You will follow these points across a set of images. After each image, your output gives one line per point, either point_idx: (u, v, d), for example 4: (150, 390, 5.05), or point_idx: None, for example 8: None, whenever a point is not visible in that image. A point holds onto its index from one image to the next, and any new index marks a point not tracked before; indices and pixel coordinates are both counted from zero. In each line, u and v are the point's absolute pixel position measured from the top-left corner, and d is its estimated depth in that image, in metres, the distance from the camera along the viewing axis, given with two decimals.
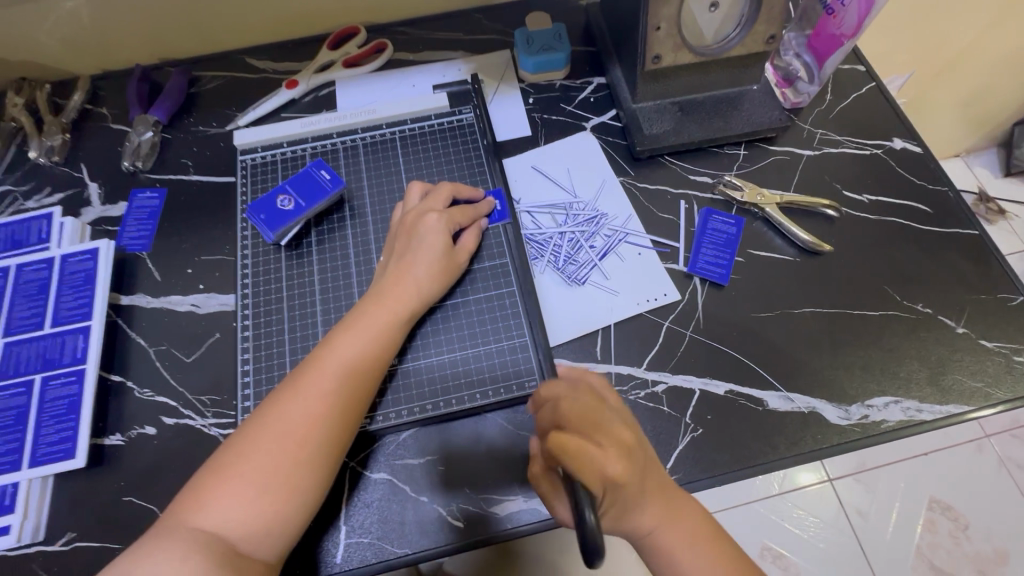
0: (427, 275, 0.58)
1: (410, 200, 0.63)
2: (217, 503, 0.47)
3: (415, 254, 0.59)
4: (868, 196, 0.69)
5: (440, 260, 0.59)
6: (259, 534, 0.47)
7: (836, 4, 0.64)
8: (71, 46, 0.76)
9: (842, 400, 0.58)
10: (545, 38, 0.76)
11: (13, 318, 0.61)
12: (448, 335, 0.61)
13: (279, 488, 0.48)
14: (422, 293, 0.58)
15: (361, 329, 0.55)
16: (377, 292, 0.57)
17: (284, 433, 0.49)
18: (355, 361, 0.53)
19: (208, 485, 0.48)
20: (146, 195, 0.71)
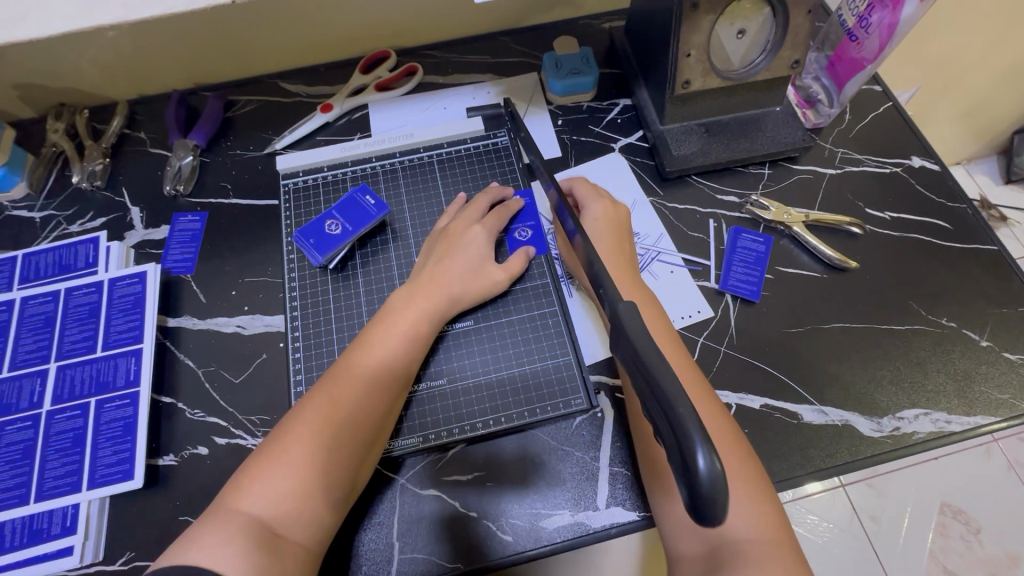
0: (461, 279, 0.61)
1: (450, 212, 0.67)
2: (256, 486, 0.48)
3: (453, 257, 0.62)
4: (890, 214, 0.72)
5: (477, 266, 0.62)
6: (292, 514, 0.48)
7: (859, 31, 0.67)
8: (111, 73, 0.78)
9: (875, 413, 0.60)
10: (573, 61, 0.79)
11: (65, 341, 0.63)
12: (490, 341, 0.63)
13: (319, 473, 0.49)
14: (453, 296, 0.61)
15: (396, 326, 0.57)
16: (412, 289, 0.60)
17: (320, 419, 0.51)
18: (392, 356, 0.56)
19: (253, 472, 0.49)
20: (187, 219, 0.73)
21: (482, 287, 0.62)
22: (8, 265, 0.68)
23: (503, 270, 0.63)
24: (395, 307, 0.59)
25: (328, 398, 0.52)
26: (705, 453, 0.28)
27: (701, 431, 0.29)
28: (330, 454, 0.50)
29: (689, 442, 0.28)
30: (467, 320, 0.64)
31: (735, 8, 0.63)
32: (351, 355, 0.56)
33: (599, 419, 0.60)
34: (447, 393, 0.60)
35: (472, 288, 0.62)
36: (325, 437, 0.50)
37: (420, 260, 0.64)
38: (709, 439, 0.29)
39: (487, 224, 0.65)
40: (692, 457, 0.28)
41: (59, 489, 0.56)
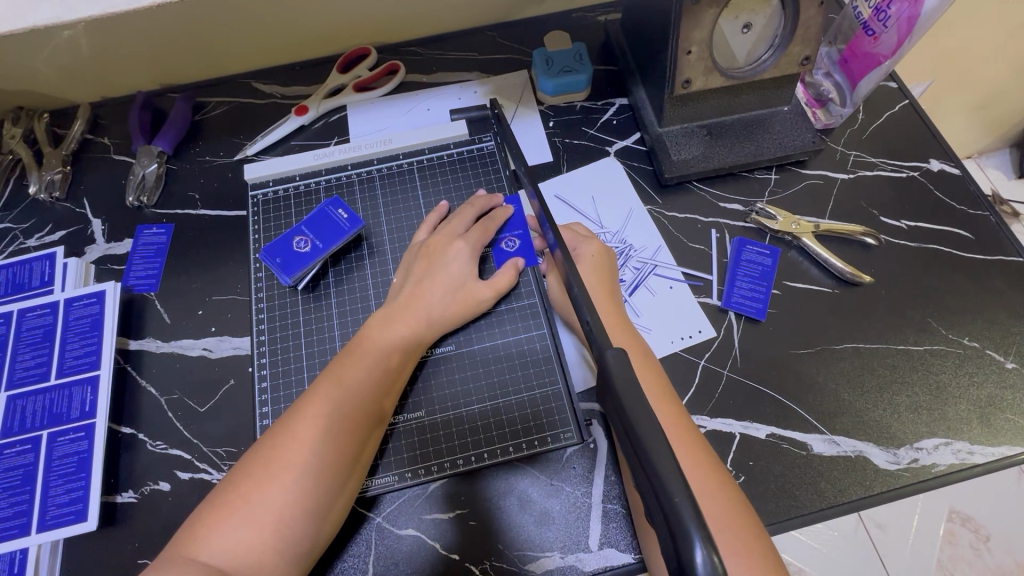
0: (443, 300, 0.57)
1: (430, 224, 0.62)
2: (215, 531, 0.44)
3: (435, 275, 0.57)
4: (906, 222, 0.66)
5: (461, 284, 0.58)
6: (252, 564, 0.44)
7: (875, 24, 0.61)
8: (70, 74, 0.73)
9: (890, 443, 0.56)
10: (565, 58, 0.73)
11: (17, 368, 0.58)
12: (472, 368, 0.58)
13: (281, 517, 0.45)
14: (434, 318, 0.56)
15: (374, 352, 0.53)
16: (389, 312, 0.56)
17: (285, 457, 0.47)
18: (367, 384, 0.51)
19: (210, 515, 0.45)
20: (152, 231, 0.68)
21: (466, 307, 0.58)
22: None
23: (488, 287, 0.58)
24: (373, 330, 0.55)
25: (296, 433, 0.48)
26: (703, 549, 0.27)
27: (699, 525, 0.28)
28: (297, 496, 0.46)
29: (686, 537, 0.28)
30: (448, 346, 0.59)
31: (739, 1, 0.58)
32: (323, 384, 0.51)
33: (591, 451, 0.55)
34: (423, 429, 0.56)
35: (456, 309, 0.57)
36: (292, 476, 0.46)
37: (398, 279, 0.59)
38: (707, 531, 0.28)
39: (472, 238, 0.60)
40: (689, 553, 0.28)
41: (7, 532, 0.52)
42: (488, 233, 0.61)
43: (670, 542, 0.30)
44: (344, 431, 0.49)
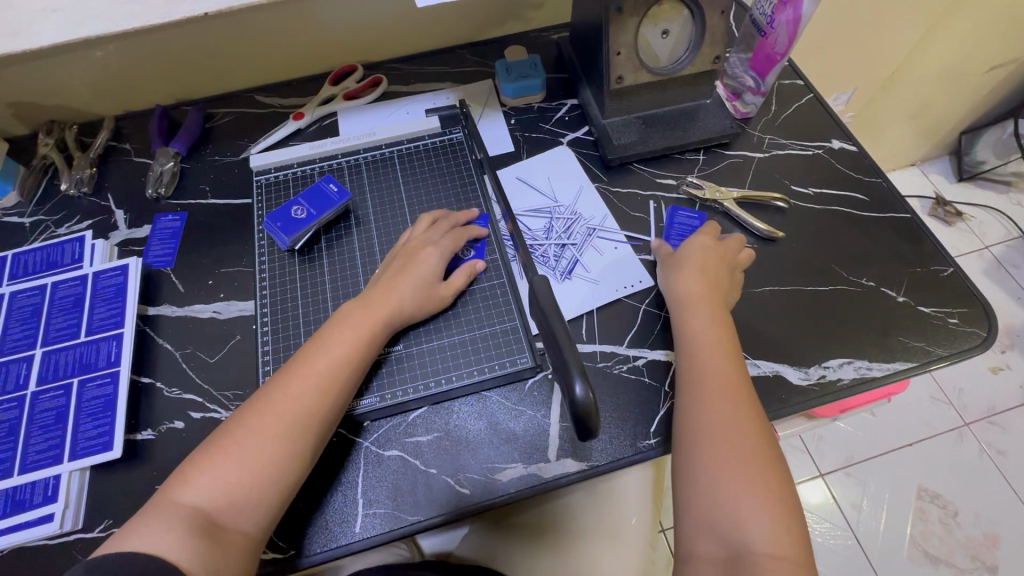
0: (412, 295, 0.63)
1: (416, 228, 0.69)
2: (203, 477, 0.50)
3: (407, 270, 0.64)
4: (813, 189, 0.78)
5: (430, 283, 0.65)
6: (235, 507, 0.50)
7: (767, 28, 0.76)
8: (99, 90, 0.85)
9: (802, 364, 0.66)
10: (522, 67, 0.87)
11: (51, 329, 0.67)
12: (438, 342, 0.66)
13: (261, 469, 0.51)
14: (406, 307, 0.62)
15: (348, 328, 0.59)
16: (365, 297, 0.62)
17: (270, 418, 0.53)
18: (341, 358, 0.57)
19: (198, 463, 0.51)
20: (168, 218, 0.79)
21: (431, 302, 0.65)
22: None
23: (448, 288, 0.66)
24: (348, 312, 0.61)
25: (277, 398, 0.54)
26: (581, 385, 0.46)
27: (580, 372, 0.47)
28: (276, 451, 0.52)
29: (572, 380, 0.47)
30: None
31: (657, 11, 0.72)
32: (304, 355, 0.57)
33: (548, 379, 0.65)
34: (401, 358, 0.65)
35: (424, 302, 0.64)
36: (273, 433, 0.52)
37: (377, 272, 0.66)
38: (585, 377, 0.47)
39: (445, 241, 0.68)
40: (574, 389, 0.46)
41: (41, 461, 0.59)
42: (460, 242, 0.69)
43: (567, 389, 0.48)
44: (320, 397, 0.55)
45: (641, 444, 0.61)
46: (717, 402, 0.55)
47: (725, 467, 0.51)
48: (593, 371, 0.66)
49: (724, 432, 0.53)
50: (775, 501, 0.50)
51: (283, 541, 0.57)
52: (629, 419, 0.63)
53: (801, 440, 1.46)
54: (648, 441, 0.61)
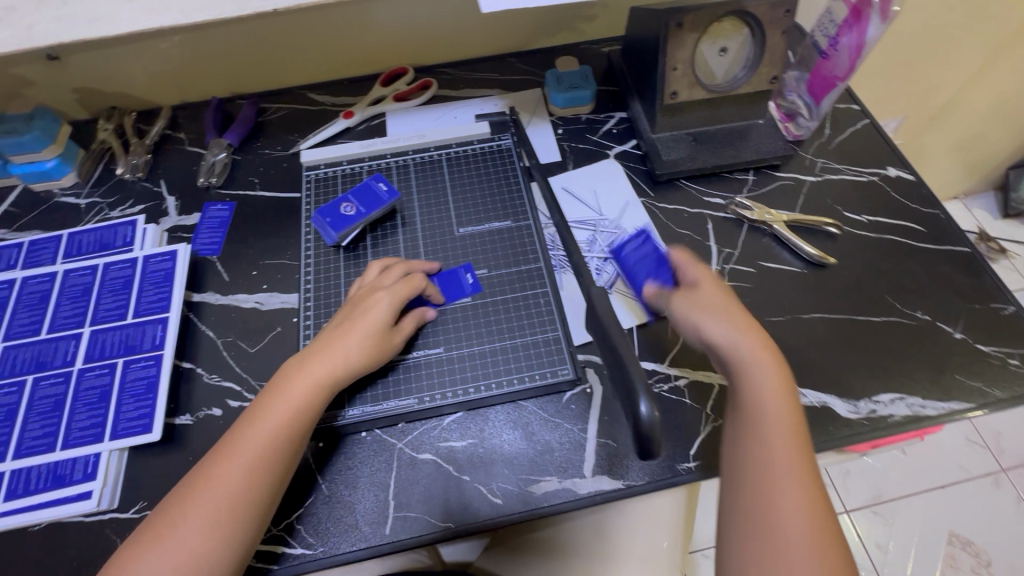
0: (359, 345, 0.58)
1: (367, 276, 0.65)
2: (140, 564, 0.48)
3: (353, 321, 0.59)
4: (867, 217, 0.76)
5: (381, 333, 0.60)
6: None
7: (829, 49, 0.74)
8: (159, 79, 0.88)
9: (851, 396, 0.63)
10: (573, 77, 0.86)
11: (99, 308, 0.69)
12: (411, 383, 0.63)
13: (198, 553, 0.48)
14: (350, 364, 0.57)
15: (282, 395, 0.55)
16: (303, 358, 0.58)
17: (203, 499, 0.50)
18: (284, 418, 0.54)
19: (137, 549, 0.49)
20: (217, 208, 0.80)
21: (381, 354, 0.60)
22: (54, 243, 0.74)
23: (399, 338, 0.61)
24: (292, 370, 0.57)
25: (220, 471, 0.51)
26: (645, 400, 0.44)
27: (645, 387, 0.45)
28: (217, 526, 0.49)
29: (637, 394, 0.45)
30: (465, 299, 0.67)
31: (717, 29, 0.71)
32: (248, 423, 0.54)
33: (587, 393, 0.63)
34: (441, 361, 0.64)
35: (373, 356, 0.59)
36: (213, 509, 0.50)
37: (328, 326, 0.61)
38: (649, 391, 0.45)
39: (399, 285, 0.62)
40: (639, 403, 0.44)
41: (83, 438, 0.60)
42: (415, 289, 0.63)
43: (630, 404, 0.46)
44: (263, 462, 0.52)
45: (679, 467, 0.59)
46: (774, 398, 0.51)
47: (785, 512, 0.46)
48: None
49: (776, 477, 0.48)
50: (830, 550, 0.45)
51: (313, 538, 0.57)
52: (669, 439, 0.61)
53: (827, 474, 1.41)
54: (686, 464, 0.59)
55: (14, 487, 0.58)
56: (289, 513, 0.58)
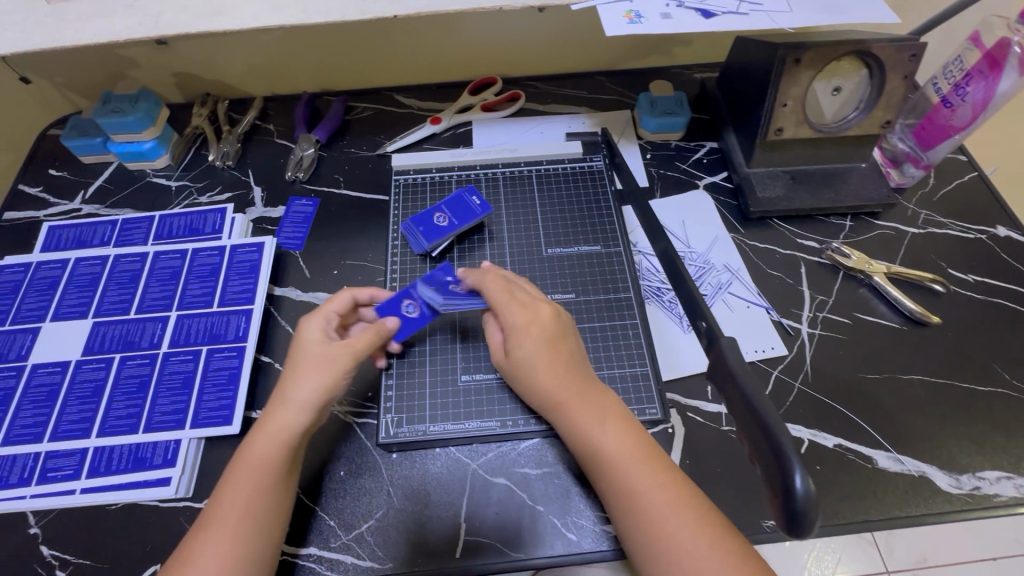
0: (304, 378, 0.55)
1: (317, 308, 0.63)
2: None
3: (293, 357, 0.56)
4: (973, 277, 0.72)
5: (323, 353, 0.56)
6: None
7: (953, 98, 0.70)
8: (255, 70, 0.89)
9: (953, 469, 0.60)
10: (667, 103, 0.85)
11: (186, 294, 0.69)
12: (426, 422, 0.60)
13: None
14: (301, 399, 0.54)
15: (252, 454, 0.52)
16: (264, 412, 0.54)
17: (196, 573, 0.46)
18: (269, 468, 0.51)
19: None
20: (302, 202, 0.80)
21: (330, 373, 0.55)
22: (146, 223, 0.76)
23: (346, 353, 0.56)
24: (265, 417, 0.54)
25: (216, 529, 0.48)
26: (800, 474, 0.33)
27: (798, 457, 0.34)
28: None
29: (788, 468, 0.33)
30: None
31: (834, 68, 0.69)
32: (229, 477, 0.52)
33: (669, 435, 0.60)
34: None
35: (323, 380, 0.55)
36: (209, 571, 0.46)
37: None
38: (803, 462, 0.34)
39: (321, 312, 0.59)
40: (789, 477, 0.33)
41: (165, 423, 0.61)
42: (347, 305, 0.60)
43: (773, 479, 0.35)
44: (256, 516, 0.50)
45: (765, 524, 0.56)
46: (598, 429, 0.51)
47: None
48: (716, 433, 0.60)
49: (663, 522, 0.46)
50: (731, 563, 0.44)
51: (383, 552, 0.56)
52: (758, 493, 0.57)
53: None
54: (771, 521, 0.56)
55: (96, 464, 0.58)
56: (360, 525, 0.57)
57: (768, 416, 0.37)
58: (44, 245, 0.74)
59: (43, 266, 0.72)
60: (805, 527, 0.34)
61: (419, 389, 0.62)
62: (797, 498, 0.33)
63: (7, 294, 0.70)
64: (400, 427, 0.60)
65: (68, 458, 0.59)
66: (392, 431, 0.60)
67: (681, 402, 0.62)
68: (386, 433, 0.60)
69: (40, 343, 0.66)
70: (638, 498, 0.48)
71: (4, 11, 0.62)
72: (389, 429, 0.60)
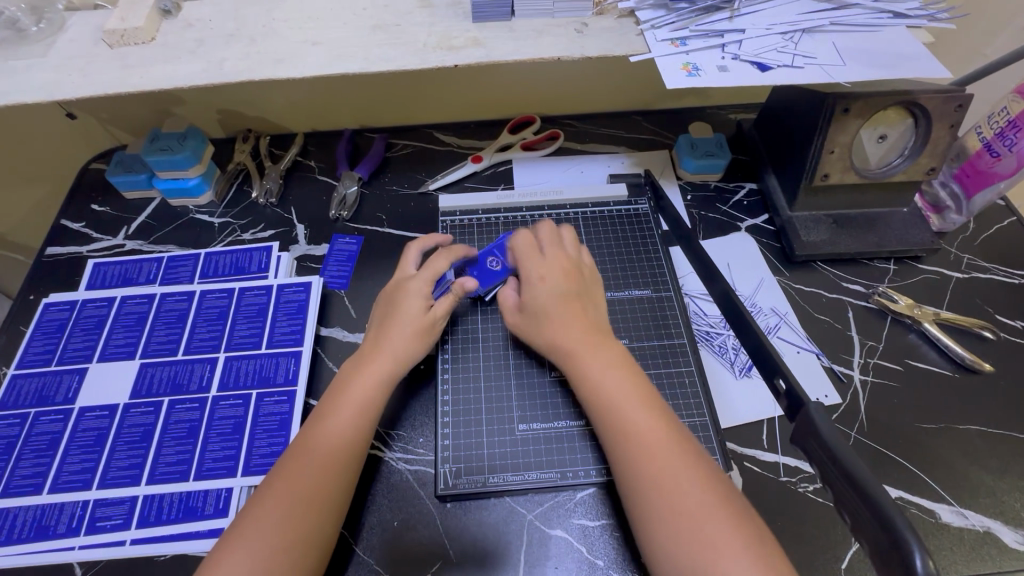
0: (406, 334, 0.61)
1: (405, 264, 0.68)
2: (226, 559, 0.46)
3: (393, 322, 0.62)
4: (1021, 323, 0.72)
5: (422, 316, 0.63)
6: None
7: (996, 148, 0.72)
8: (298, 108, 0.91)
9: (1019, 524, 0.59)
10: (707, 145, 0.86)
11: (234, 335, 0.69)
12: (482, 472, 0.60)
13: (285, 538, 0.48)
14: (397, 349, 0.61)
15: (349, 387, 0.57)
16: (362, 354, 0.61)
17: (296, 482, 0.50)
18: (318, 478, 0.51)
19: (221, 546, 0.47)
20: (346, 240, 0.80)
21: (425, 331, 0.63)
22: (191, 261, 0.76)
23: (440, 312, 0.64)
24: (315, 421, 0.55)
25: (315, 450, 0.53)
26: (922, 556, 0.32)
27: (916, 537, 0.33)
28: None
29: (907, 547, 0.33)
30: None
31: (879, 118, 0.71)
32: (269, 488, 0.51)
33: None
34: (582, 435, 0.61)
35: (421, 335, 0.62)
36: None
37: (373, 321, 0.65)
38: (923, 543, 0.33)
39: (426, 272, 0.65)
40: (910, 560, 0.33)
41: (216, 471, 0.60)
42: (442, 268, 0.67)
43: (888, 557, 0.35)
44: (355, 445, 0.54)
45: None
46: (599, 371, 0.55)
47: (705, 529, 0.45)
48: (776, 485, 0.59)
49: (661, 468, 0.49)
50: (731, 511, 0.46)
51: None
52: (823, 549, 0.56)
53: None
54: None
55: (146, 514, 0.57)
56: None
57: (880, 500, 0.36)
58: (90, 283, 0.74)
59: (88, 305, 0.72)
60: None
61: (476, 438, 0.61)
62: None
63: (53, 333, 0.69)
64: (459, 478, 0.59)
65: (117, 506, 0.58)
66: (450, 482, 0.59)
67: (739, 452, 0.61)
68: (444, 484, 0.59)
69: (88, 384, 0.65)
70: (636, 435, 0.51)
71: (67, 57, 0.63)
72: (447, 479, 0.59)
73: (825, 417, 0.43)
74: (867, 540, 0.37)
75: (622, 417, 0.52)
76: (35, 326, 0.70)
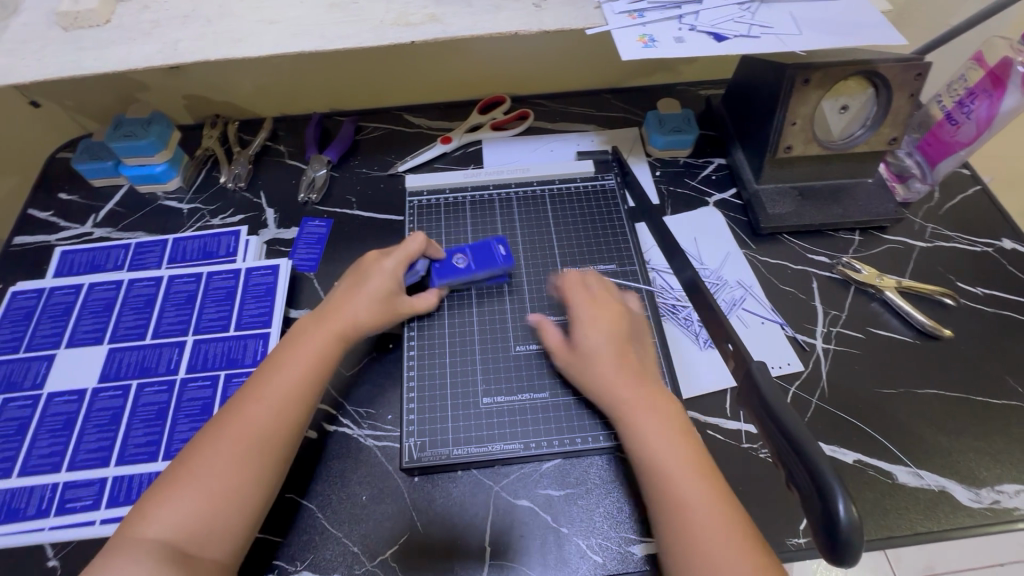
0: (366, 305, 0.61)
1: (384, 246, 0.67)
2: (163, 508, 0.48)
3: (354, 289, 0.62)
4: (982, 289, 0.73)
5: (387, 297, 0.62)
6: (200, 535, 0.47)
7: (957, 115, 0.72)
8: (266, 92, 0.90)
9: (973, 483, 0.60)
10: (676, 121, 0.86)
11: (202, 319, 0.69)
12: (447, 446, 0.60)
13: (223, 490, 0.49)
14: (358, 321, 0.60)
15: (300, 348, 0.57)
16: (320, 314, 0.60)
17: (240, 438, 0.51)
18: (266, 432, 0.52)
19: (157, 495, 0.49)
20: (315, 223, 0.80)
21: (386, 310, 0.62)
22: (159, 247, 0.76)
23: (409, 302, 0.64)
24: (269, 373, 0.55)
25: (262, 404, 0.53)
26: (844, 502, 0.35)
27: (840, 484, 0.35)
28: (198, 542, 0.47)
29: (831, 493, 0.35)
30: None
31: (840, 88, 0.71)
32: (215, 431, 0.52)
33: None
34: (546, 407, 0.62)
35: (381, 313, 0.62)
36: (180, 529, 0.47)
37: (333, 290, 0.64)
38: (846, 490, 0.35)
39: (399, 253, 0.65)
40: (834, 506, 0.35)
41: None
42: (413, 257, 0.65)
43: (814, 504, 0.37)
44: (302, 401, 0.54)
45: (788, 542, 0.55)
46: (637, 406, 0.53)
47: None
48: (737, 451, 0.60)
49: (662, 451, 0.50)
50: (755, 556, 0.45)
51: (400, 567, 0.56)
52: (781, 511, 0.57)
53: None
54: (796, 539, 0.55)
55: (116, 494, 0.58)
56: (384, 550, 0.56)
57: (812, 454, 0.38)
58: (57, 270, 0.74)
59: (56, 292, 0.72)
60: (851, 553, 0.35)
61: (441, 414, 0.62)
62: (841, 528, 0.34)
63: (20, 321, 0.69)
64: (424, 451, 0.60)
65: (87, 488, 0.58)
66: (416, 455, 0.60)
67: (703, 421, 0.62)
68: (409, 458, 0.60)
69: (55, 370, 0.65)
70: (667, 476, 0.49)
71: (21, 41, 0.62)
72: (412, 453, 0.60)
73: (766, 376, 0.45)
74: (798, 487, 0.39)
75: (654, 458, 0.50)
76: (2, 315, 0.70)
